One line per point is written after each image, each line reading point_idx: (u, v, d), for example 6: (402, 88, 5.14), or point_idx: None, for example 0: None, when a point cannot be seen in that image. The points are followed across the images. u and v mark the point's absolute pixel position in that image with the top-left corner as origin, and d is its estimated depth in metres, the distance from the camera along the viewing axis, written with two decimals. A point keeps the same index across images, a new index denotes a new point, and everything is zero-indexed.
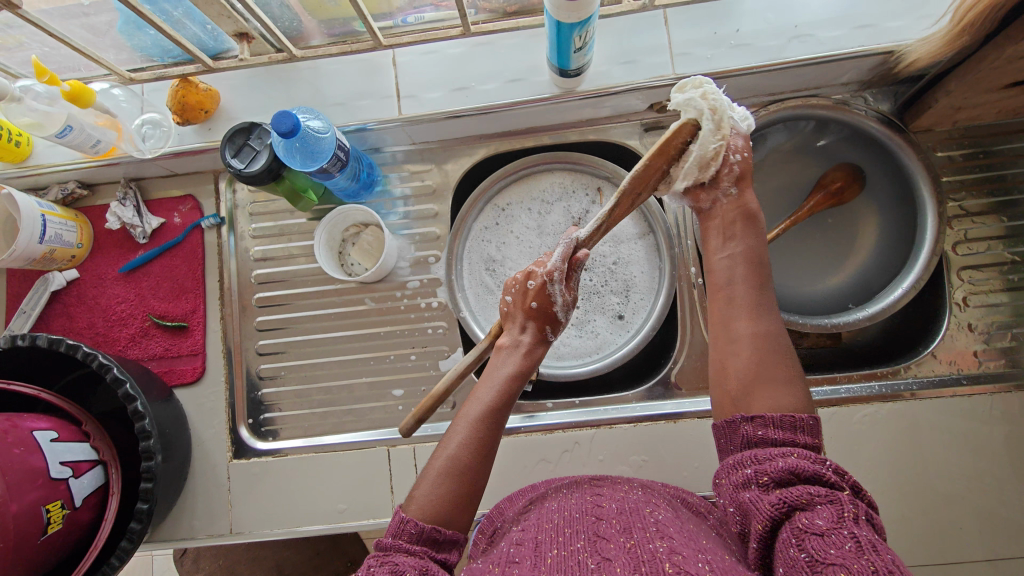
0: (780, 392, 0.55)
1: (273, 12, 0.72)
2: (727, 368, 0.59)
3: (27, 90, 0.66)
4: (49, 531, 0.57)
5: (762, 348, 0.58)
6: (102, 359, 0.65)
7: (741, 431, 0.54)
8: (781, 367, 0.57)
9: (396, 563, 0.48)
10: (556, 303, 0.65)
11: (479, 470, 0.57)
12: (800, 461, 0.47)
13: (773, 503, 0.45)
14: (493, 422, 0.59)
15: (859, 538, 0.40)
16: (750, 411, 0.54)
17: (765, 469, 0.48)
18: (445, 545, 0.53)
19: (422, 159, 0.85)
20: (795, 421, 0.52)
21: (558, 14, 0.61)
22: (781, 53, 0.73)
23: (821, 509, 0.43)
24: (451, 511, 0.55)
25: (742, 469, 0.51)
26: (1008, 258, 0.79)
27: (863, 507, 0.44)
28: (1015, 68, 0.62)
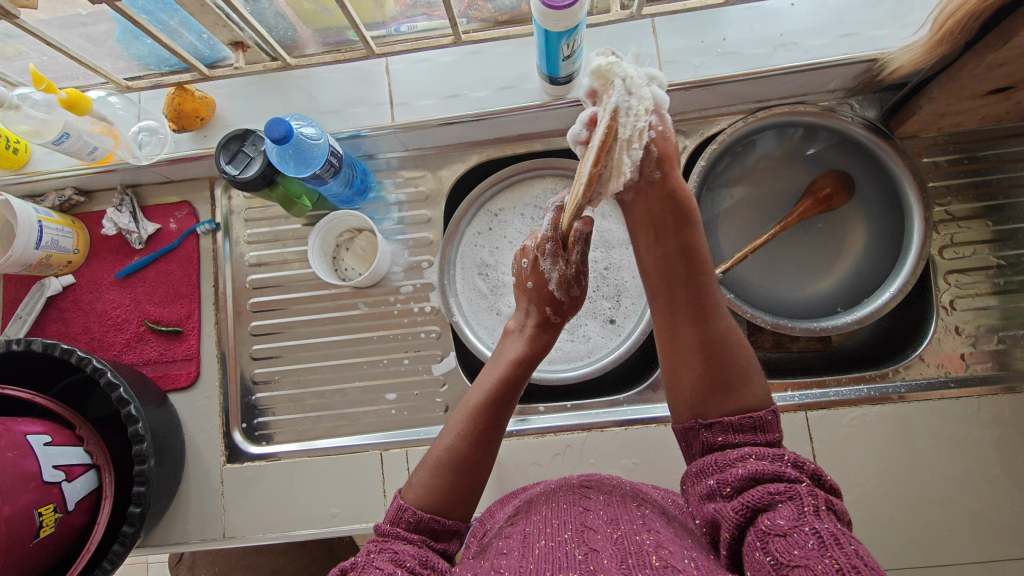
0: (735, 393, 0.57)
1: (268, 21, 0.73)
2: (677, 378, 0.60)
3: (25, 98, 0.69)
4: (40, 534, 0.57)
5: (710, 351, 0.59)
6: (96, 363, 0.66)
7: (701, 437, 0.56)
8: (733, 366, 0.58)
9: (396, 552, 0.49)
10: (550, 282, 0.64)
11: (481, 456, 0.58)
12: (758, 463, 0.48)
13: (737, 509, 0.46)
14: (491, 408, 0.59)
15: (822, 534, 0.40)
16: (707, 418, 0.56)
17: (725, 477, 0.49)
18: (446, 535, 0.54)
19: (416, 165, 0.86)
20: (753, 422, 0.53)
21: (545, 24, 0.62)
22: (767, 61, 0.75)
23: (783, 508, 0.43)
24: (451, 498, 0.55)
25: (706, 475, 0.52)
26: (994, 262, 0.80)
27: (823, 496, 0.44)
28: (994, 75, 0.63)
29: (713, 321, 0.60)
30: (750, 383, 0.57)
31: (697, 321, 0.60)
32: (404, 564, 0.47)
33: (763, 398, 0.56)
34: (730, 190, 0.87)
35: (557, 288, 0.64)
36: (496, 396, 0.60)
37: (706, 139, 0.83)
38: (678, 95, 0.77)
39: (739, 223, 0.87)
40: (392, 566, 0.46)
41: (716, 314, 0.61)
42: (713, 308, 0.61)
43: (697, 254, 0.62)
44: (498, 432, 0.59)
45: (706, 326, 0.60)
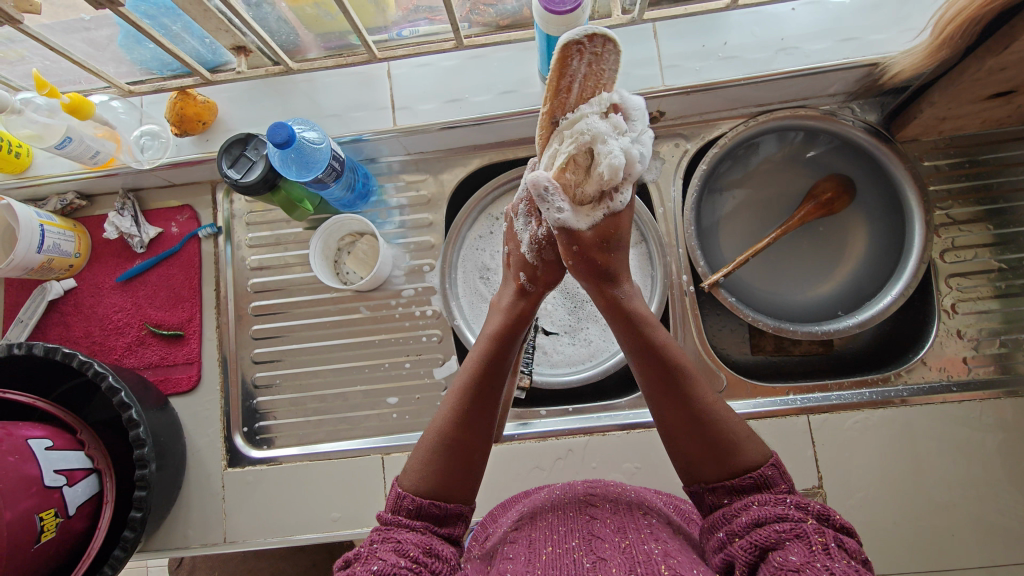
0: (734, 458, 0.51)
1: (270, 26, 0.74)
2: (674, 461, 0.54)
3: (27, 103, 0.68)
4: (42, 539, 0.57)
5: (696, 430, 0.52)
6: (97, 367, 0.66)
7: (706, 499, 0.52)
8: (726, 432, 0.52)
9: (399, 541, 0.47)
10: (523, 244, 0.63)
11: (476, 435, 0.54)
12: (762, 510, 0.46)
13: (745, 549, 0.45)
14: (479, 386, 0.55)
15: (834, 570, 0.40)
16: (709, 481, 0.51)
17: (733, 529, 0.47)
18: (448, 520, 0.51)
19: (417, 169, 0.86)
20: (756, 480, 0.49)
21: (546, 28, 0.62)
22: (768, 65, 0.75)
23: (792, 546, 0.43)
24: (448, 482, 0.52)
25: (715, 529, 0.49)
26: (996, 266, 0.80)
27: (831, 533, 0.44)
28: (995, 79, 0.63)
29: (694, 392, 0.54)
30: (746, 440, 0.52)
31: (677, 399, 0.54)
32: (408, 554, 0.45)
33: (761, 449, 0.52)
34: (730, 193, 0.87)
35: (529, 252, 0.62)
36: (484, 374, 0.56)
37: (707, 142, 0.84)
38: (678, 99, 0.78)
39: (738, 225, 0.88)
40: (395, 557, 0.45)
41: (695, 382, 0.54)
42: (690, 376, 0.55)
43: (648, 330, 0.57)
44: (489, 410, 0.55)
45: (684, 401, 0.53)
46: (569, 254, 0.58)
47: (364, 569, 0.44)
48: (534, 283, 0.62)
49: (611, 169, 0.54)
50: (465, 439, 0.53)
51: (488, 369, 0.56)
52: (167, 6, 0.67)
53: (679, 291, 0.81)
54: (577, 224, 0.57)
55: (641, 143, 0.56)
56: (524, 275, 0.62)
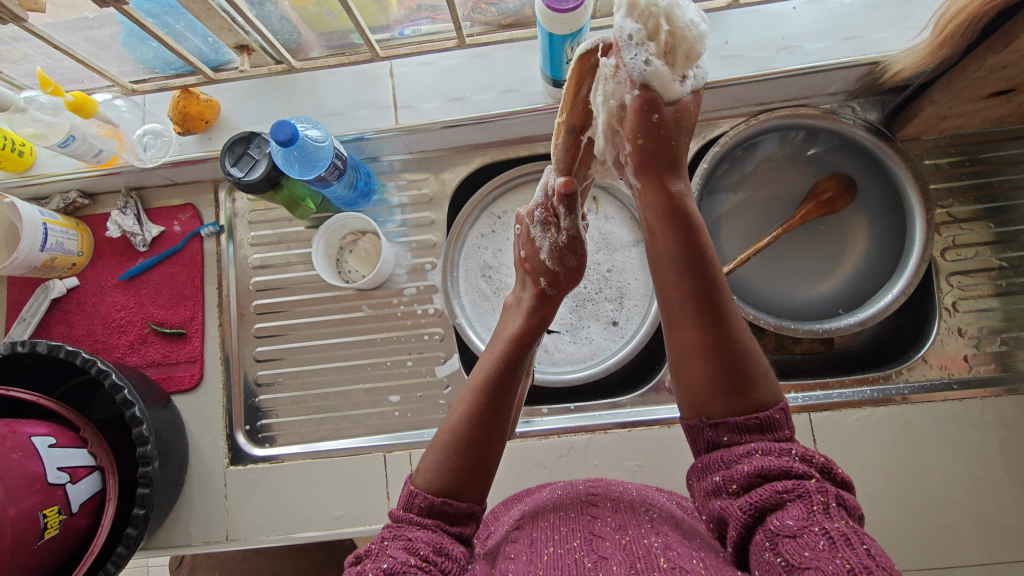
0: (747, 393, 0.50)
1: (273, 24, 0.74)
2: (682, 385, 0.53)
3: (31, 101, 0.69)
4: (45, 536, 0.57)
5: (717, 354, 0.50)
6: (100, 365, 0.66)
7: (704, 435, 0.51)
8: (743, 365, 0.50)
9: (409, 540, 0.47)
10: (541, 251, 0.61)
11: (493, 436, 0.53)
12: (765, 460, 0.46)
13: (744, 507, 0.45)
14: (498, 385, 0.55)
15: (832, 534, 0.39)
16: (712, 417, 0.50)
17: (732, 476, 0.47)
18: (461, 518, 0.51)
19: (419, 168, 0.87)
20: (761, 422, 0.49)
21: (549, 27, 0.63)
22: (769, 64, 0.75)
23: (791, 507, 0.42)
24: (463, 480, 0.51)
25: (713, 471, 0.49)
26: (996, 263, 0.80)
27: (832, 491, 0.43)
28: (995, 78, 0.64)
29: (724, 315, 0.51)
30: (761, 380, 0.51)
31: (706, 317, 0.51)
32: (418, 553, 0.46)
33: (772, 393, 0.51)
34: (732, 193, 0.87)
35: (548, 258, 0.61)
36: (503, 372, 0.55)
37: (708, 142, 0.84)
38: None
39: (739, 224, 0.88)
40: (405, 557, 0.45)
41: (725, 306, 0.52)
42: (721, 302, 0.52)
43: (698, 248, 0.52)
44: (506, 408, 0.54)
45: (711, 328, 0.51)
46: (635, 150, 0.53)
47: (374, 567, 0.44)
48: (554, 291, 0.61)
49: (694, 39, 0.50)
50: (483, 440, 0.53)
51: (510, 368, 0.55)
52: (171, 5, 0.67)
53: None
54: (662, 89, 0.51)
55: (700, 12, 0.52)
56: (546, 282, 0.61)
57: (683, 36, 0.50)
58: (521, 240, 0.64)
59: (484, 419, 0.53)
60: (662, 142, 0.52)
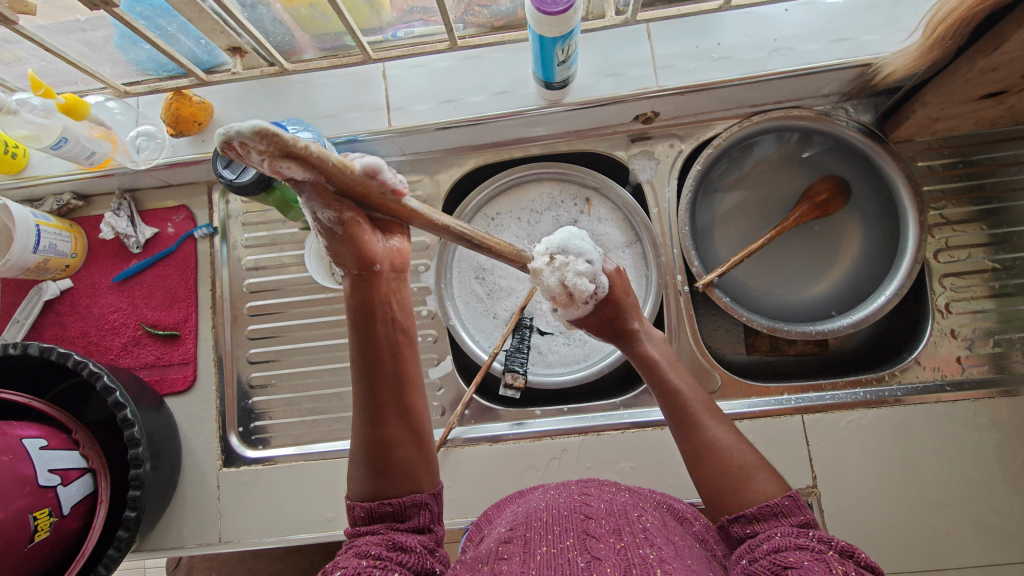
0: (748, 486, 0.52)
1: (265, 27, 0.74)
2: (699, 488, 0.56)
3: (23, 103, 0.69)
4: (36, 538, 0.57)
5: (706, 461, 0.55)
6: (92, 367, 0.66)
7: (731, 534, 0.52)
8: (734, 463, 0.54)
9: (360, 546, 0.46)
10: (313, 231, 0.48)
11: (395, 429, 0.51)
12: (784, 538, 0.46)
13: (766, 566, 0.44)
14: (380, 382, 0.51)
15: None
16: (732, 511, 0.52)
17: (754, 554, 0.47)
18: (410, 511, 0.50)
19: (413, 170, 0.87)
20: (773, 510, 0.50)
21: (540, 29, 0.62)
22: (762, 65, 0.75)
23: (811, 566, 0.42)
24: (385, 481, 0.51)
25: (738, 557, 0.49)
26: (990, 265, 0.80)
27: (852, 564, 0.42)
28: (987, 80, 0.64)
29: (701, 425, 0.56)
30: (756, 470, 0.53)
31: (684, 432, 0.57)
32: (370, 553, 0.45)
33: (777, 481, 0.53)
34: (728, 194, 0.87)
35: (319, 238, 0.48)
36: (374, 373, 0.51)
37: (702, 143, 0.84)
38: (672, 100, 0.78)
39: (733, 226, 0.88)
40: (357, 562, 0.44)
41: (703, 415, 0.57)
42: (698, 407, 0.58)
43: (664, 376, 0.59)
44: (397, 396, 0.51)
45: (699, 436, 0.56)
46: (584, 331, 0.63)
47: None
48: (365, 266, 0.49)
49: (579, 289, 0.58)
50: (383, 437, 0.51)
51: (377, 359, 0.51)
52: (162, 7, 0.67)
53: (674, 289, 0.82)
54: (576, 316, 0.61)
55: (585, 252, 0.59)
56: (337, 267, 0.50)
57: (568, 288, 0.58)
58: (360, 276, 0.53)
59: (375, 420, 0.51)
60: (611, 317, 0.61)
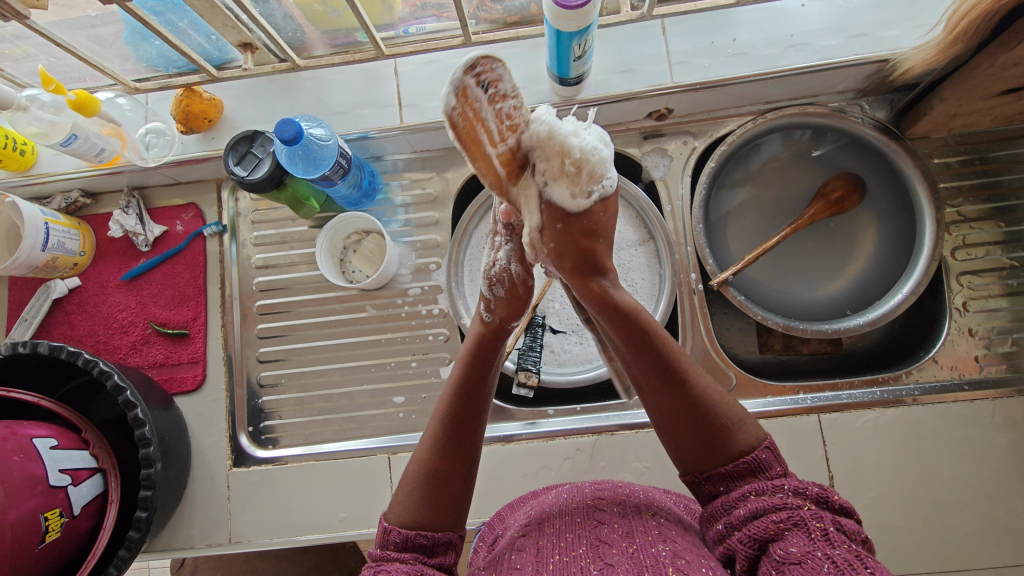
0: (728, 444, 0.50)
1: (277, 22, 0.73)
2: (674, 449, 0.53)
3: (33, 99, 0.69)
4: (46, 539, 0.56)
5: (687, 415, 0.51)
6: (102, 366, 0.65)
7: (703, 489, 0.51)
8: (715, 416, 0.51)
9: (388, 571, 0.46)
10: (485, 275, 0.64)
11: (457, 464, 0.54)
12: (759, 501, 0.46)
13: (746, 541, 0.44)
14: (458, 416, 0.55)
15: (836, 560, 0.39)
16: (705, 469, 0.51)
17: (732, 521, 0.46)
18: (440, 549, 0.50)
19: (424, 167, 0.86)
20: (748, 465, 0.48)
21: (557, 23, 0.62)
22: (777, 61, 0.74)
23: (791, 537, 0.42)
24: (433, 506, 0.51)
25: (715, 519, 0.49)
26: (1007, 263, 0.79)
27: (829, 517, 0.43)
28: (1007, 76, 0.63)
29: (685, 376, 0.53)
30: (739, 426, 0.51)
31: (665, 384, 0.53)
32: None
33: (756, 431, 0.51)
34: (739, 192, 0.86)
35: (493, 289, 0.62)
36: (454, 411, 0.55)
37: (715, 140, 0.83)
38: (686, 96, 0.77)
39: (746, 224, 0.87)
40: None
41: (685, 365, 0.54)
42: (682, 362, 0.54)
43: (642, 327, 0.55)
44: (468, 437, 0.55)
45: (682, 390, 0.52)
46: (559, 234, 0.57)
47: None
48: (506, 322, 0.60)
49: (592, 168, 0.54)
50: (445, 468, 0.53)
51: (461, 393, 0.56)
52: (174, 3, 0.66)
53: (687, 287, 0.81)
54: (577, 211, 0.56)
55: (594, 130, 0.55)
56: (485, 310, 0.61)
57: (580, 158, 0.53)
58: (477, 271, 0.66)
59: (446, 451, 0.54)
60: (586, 239, 0.57)
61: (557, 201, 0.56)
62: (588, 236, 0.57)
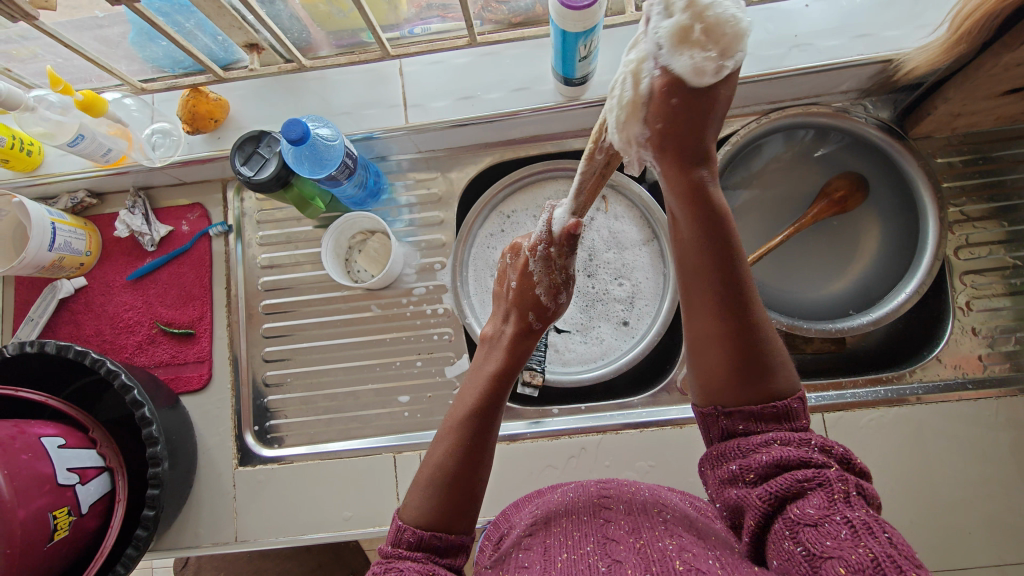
0: (761, 388, 0.50)
1: (283, 23, 0.73)
2: (701, 373, 0.54)
3: (40, 100, 0.69)
4: (55, 537, 0.56)
5: (736, 342, 0.51)
6: (109, 365, 0.66)
7: (720, 424, 0.52)
8: (760, 353, 0.51)
9: (401, 570, 0.47)
10: (537, 283, 0.63)
11: (478, 470, 0.55)
12: (784, 450, 0.46)
13: (763, 494, 0.44)
14: (480, 425, 0.56)
15: (855, 524, 0.39)
16: (728, 406, 0.51)
17: (750, 464, 0.47)
18: (451, 551, 0.51)
19: (428, 168, 0.86)
20: (776, 412, 0.49)
21: (563, 24, 0.62)
22: (781, 61, 0.75)
23: (812, 496, 0.42)
24: (448, 512, 0.52)
25: (728, 458, 0.49)
26: (1010, 262, 0.79)
27: (853, 481, 0.43)
28: (1011, 76, 0.64)
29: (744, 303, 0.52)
30: (778, 370, 0.51)
31: (723, 305, 0.52)
32: None
33: (789, 382, 0.51)
34: (742, 193, 0.87)
35: (545, 294, 0.63)
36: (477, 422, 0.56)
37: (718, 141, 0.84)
38: None
39: (749, 225, 0.88)
40: None
41: (746, 292, 0.52)
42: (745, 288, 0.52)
43: (724, 238, 0.52)
44: (487, 444, 0.56)
45: (737, 316, 0.51)
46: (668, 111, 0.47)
47: None
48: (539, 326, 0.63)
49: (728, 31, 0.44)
50: (464, 476, 0.54)
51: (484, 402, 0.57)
52: (181, 3, 0.67)
53: None
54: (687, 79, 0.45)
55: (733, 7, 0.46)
56: (534, 318, 0.63)
57: (716, 24, 0.43)
58: (515, 268, 0.65)
59: (470, 458, 0.54)
60: (698, 125, 0.48)
61: (674, 68, 0.45)
62: (702, 120, 0.48)
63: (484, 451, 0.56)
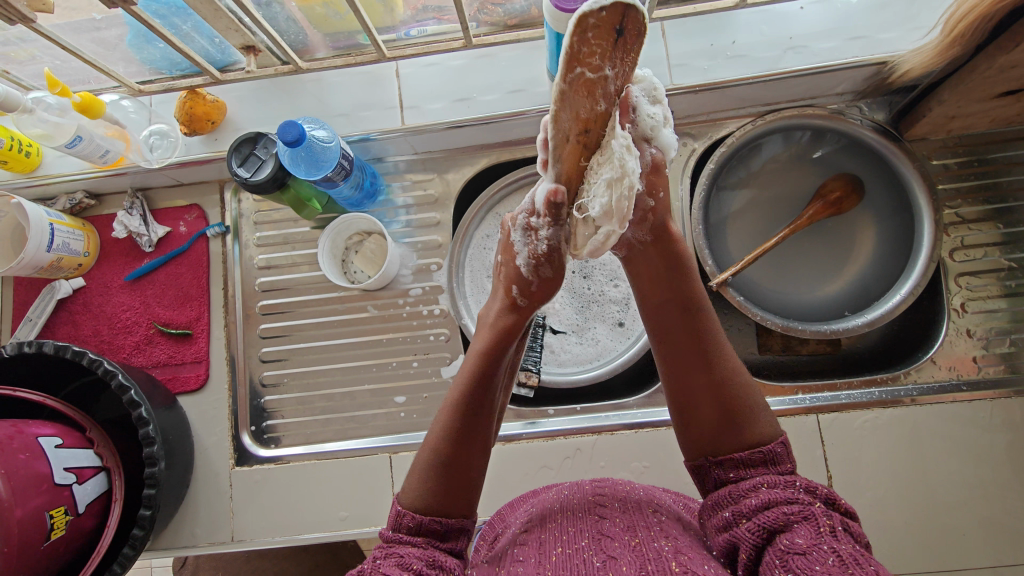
0: (746, 436, 0.53)
1: (279, 25, 0.74)
2: (690, 433, 0.55)
3: (38, 101, 0.70)
4: (51, 536, 0.57)
5: (717, 394, 0.54)
6: (107, 366, 0.66)
7: (711, 474, 0.53)
8: (739, 404, 0.54)
9: (401, 556, 0.47)
10: (520, 256, 0.58)
11: (469, 454, 0.54)
12: (770, 493, 0.47)
13: (754, 530, 0.45)
14: (469, 409, 0.55)
15: (841, 553, 0.40)
16: (717, 455, 0.53)
17: (740, 509, 0.47)
18: (452, 534, 0.52)
19: (425, 169, 0.87)
20: (764, 456, 0.51)
21: (557, 27, 0.62)
22: (775, 64, 0.75)
23: (799, 528, 0.43)
24: (443, 497, 0.52)
25: (720, 507, 0.50)
26: (1005, 264, 0.79)
27: (838, 517, 0.44)
28: (1005, 78, 0.64)
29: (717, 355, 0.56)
30: (758, 415, 0.54)
31: (701, 359, 0.56)
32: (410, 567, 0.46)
33: (772, 427, 0.53)
34: (739, 193, 0.87)
35: (529, 265, 0.58)
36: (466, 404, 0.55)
37: (715, 141, 0.84)
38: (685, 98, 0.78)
39: (746, 226, 0.87)
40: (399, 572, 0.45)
41: (717, 347, 0.56)
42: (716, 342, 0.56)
43: (692, 294, 0.57)
44: (477, 429, 0.55)
45: (712, 369, 0.55)
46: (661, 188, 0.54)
47: None
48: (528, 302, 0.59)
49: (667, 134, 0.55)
50: (457, 459, 0.54)
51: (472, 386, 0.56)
52: (178, 6, 0.67)
53: None
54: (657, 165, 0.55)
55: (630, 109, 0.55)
56: (518, 292, 0.59)
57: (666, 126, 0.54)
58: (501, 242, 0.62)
59: (461, 441, 0.54)
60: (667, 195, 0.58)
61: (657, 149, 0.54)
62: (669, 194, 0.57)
63: (472, 437, 0.55)
